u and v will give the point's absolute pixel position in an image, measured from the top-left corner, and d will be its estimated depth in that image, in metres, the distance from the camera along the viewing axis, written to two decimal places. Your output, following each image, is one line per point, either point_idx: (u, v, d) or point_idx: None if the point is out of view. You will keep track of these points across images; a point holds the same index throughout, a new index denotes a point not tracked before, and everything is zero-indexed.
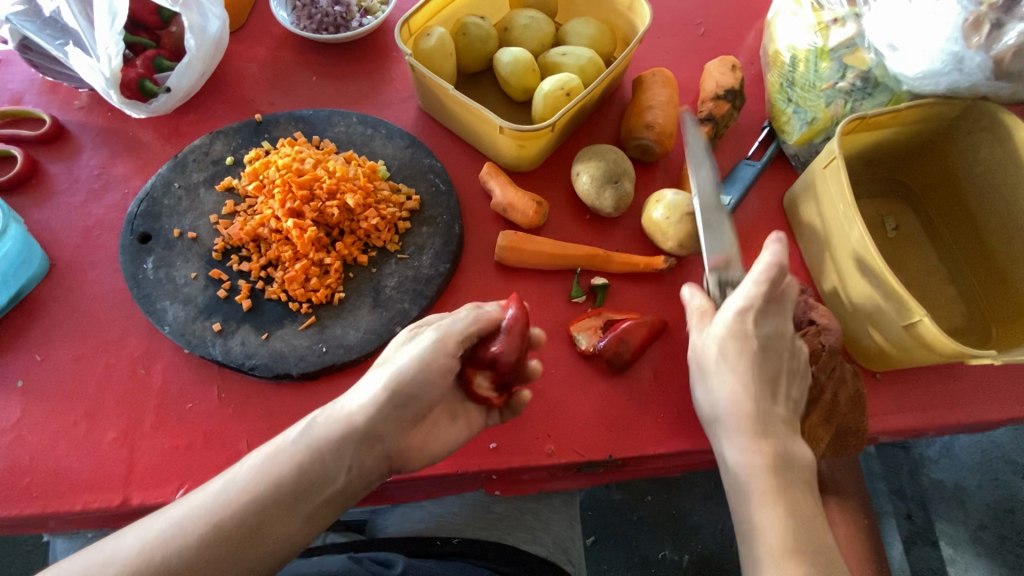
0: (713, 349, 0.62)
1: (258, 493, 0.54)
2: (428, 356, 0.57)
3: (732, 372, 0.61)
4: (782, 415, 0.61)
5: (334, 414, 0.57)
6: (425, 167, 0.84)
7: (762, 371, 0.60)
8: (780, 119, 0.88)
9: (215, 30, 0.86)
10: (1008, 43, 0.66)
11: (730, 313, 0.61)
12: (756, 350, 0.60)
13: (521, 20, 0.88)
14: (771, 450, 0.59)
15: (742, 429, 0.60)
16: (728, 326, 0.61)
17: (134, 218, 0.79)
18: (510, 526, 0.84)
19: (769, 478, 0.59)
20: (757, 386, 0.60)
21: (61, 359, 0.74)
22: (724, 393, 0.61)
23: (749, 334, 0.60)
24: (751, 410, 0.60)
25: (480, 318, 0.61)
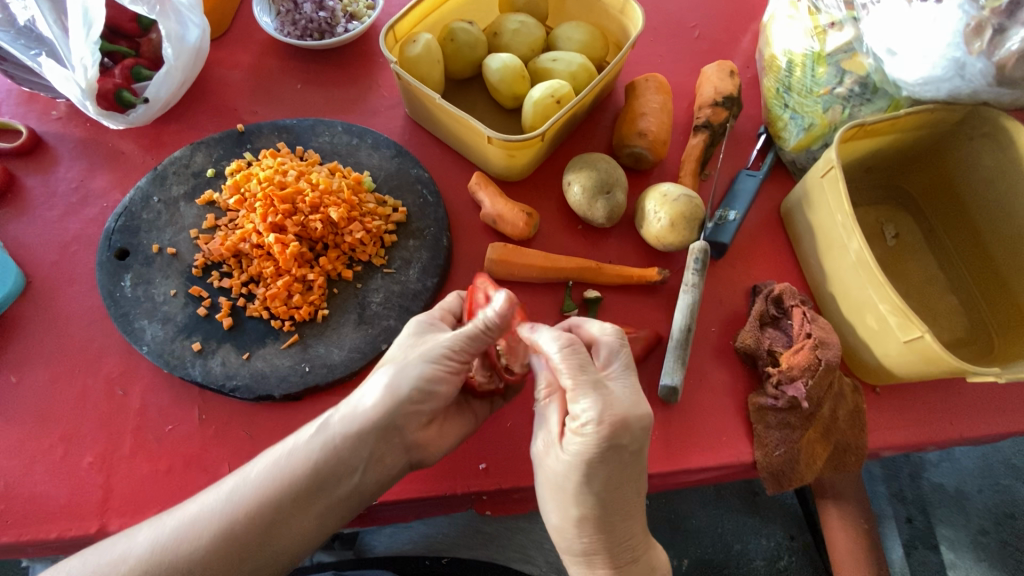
0: (565, 475, 0.55)
1: (271, 489, 0.55)
2: (437, 353, 0.57)
3: (561, 480, 0.55)
4: (621, 496, 0.57)
5: (347, 411, 0.58)
6: (412, 178, 0.81)
7: (612, 507, 0.56)
8: (777, 124, 0.86)
9: (194, 38, 0.84)
10: (1011, 49, 0.63)
11: (586, 430, 0.52)
12: (607, 476, 0.54)
13: (510, 25, 0.85)
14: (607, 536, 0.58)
15: (596, 560, 0.59)
16: (579, 453, 0.53)
17: (111, 234, 0.76)
18: (500, 546, 0.83)
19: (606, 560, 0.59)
20: (586, 490, 0.55)
21: (37, 380, 0.72)
22: (572, 525, 0.58)
23: (600, 450, 0.52)
24: (604, 541, 0.58)
25: (483, 317, 0.57)
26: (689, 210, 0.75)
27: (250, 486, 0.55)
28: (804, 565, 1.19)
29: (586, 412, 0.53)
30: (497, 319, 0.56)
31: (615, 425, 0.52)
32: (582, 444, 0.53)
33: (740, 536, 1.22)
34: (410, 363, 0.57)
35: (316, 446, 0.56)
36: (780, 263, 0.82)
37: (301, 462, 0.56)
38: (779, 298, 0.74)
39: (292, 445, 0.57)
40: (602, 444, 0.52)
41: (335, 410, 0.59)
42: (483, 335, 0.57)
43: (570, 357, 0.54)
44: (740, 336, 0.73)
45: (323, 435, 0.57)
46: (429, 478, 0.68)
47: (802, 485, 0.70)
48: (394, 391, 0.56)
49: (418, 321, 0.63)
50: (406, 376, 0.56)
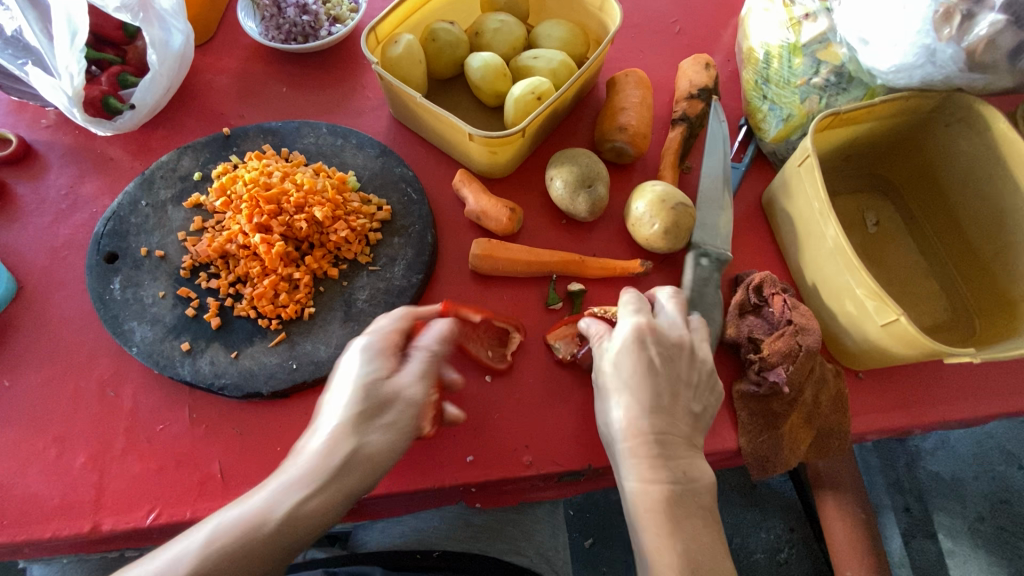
0: (610, 361, 0.64)
1: (231, 565, 0.50)
2: (413, 409, 0.60)
3: (620, 359, 0.63)
4: (666, 393, 0.62)
5: (318, 490, 0.55)
6: (397, 176, 0.82)
7: (654, 397, 0.61)
8: (756, 116, 0.87)
9: (178, 45, 0.85)
10: (979, 34, 0.64)
11: (626, 328, 0.64)
12: (646, 367, 0.62)
13: (490, 24, 0.86)
14: (653, 424, 0.60)
15: (638, 450, 0.60)
16: (621, 340, 0.64)
17: (100, 238, 0.78)
18: (489, 539, 0.84)
19: (645, 445, 0.60)
20: (637, 376, 0.62)
21: (30, 383, 0.73)
22: (617, 410, 0.62)
23: (637, 342, 0.63)
24: (651, 429, 0.60)
25: (429, 347, 0.63)
26: (683, 219, 0.75)
27: (204, 565, 0.49)
28: (803, 556, 1.20)
29: (628, 316, 0.66)
30: (442, 352, 0.64)
31: (649, 324, 0.64)
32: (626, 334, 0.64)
33: (739, 529, 1.23)
34: (387, 428, 0.58)
35: (284, 532, 0.53)
36: (762, 253, 0.83)
37: (264, 550, 0.51)
38: (759, 287, 0.74)
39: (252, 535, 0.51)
40: (637, 335, 0.63)
41: (300, 485, 0.54)
42: (435, 367, 0.63)
43: (634, 294, 0.69)
44: (722, 328, 0.74)
45: (295, 521, 0.53)
46: (416, 471, 0.69)
47: (787, 470, 0.71)
48: (379, 463, 0.58)
49: (369, 348, 0.61)
50: (391, 437, 0.58)
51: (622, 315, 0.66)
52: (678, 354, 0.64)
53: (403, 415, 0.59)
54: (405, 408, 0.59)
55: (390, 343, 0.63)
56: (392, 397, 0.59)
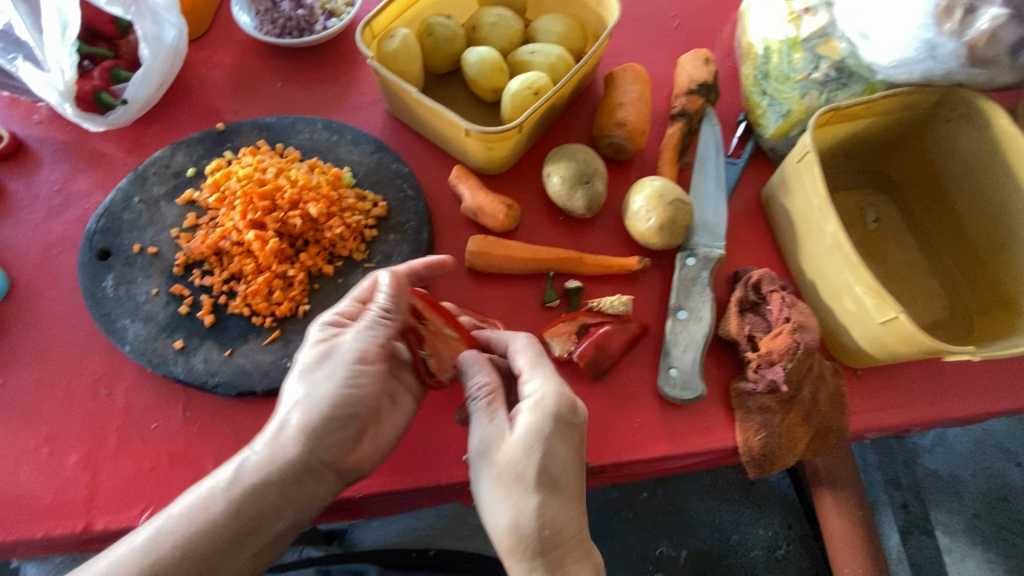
0: (519, 453, 0.55)
1: (206, 520, 0.55)
2: (350, 360, 0.61)
3: (525, 450, 0.55)
4: (571, 483, 0.57)
5: (267, 449, 0.58)
6: (393, 172, 0.82)
7: (561, 489, 0.56)
8: (755, 112, 0.85)
9: (171, 39, 0.84)
10: (981, 28, 0.64)
11: (549, 403, 0.57)
12: (562, 452, 0.56)
13: (487, 18, 0.86)
14: (559, 526, 0.55)
15: (542, 555, 0.54)
16: (533, 427, 0.56)
17: (93, 235, 0.77)
18: (486, 535, 0.85)
19: (549, 551, 0.54)
20: (545, 469, 0.55)
21: (23, 382, 0.72)
22: (522, 511, 0.55)
23: (553, 426, 0.56)
24: (554, 531, 0.55)
25: (378, 304, 0.64)
26: (680, 216, 0.75)
27: (181, 525, 0.54)
28: (801, 553, 1.20)
29: (547, 385, 0.58)
30: (391, 312, 0.63)
31: (568, 403, 0.57)
32: (536, 419, 0.56)
33: (738, 526, 1.23)
34: (323, 382, 0.60)
35: (235, 491, 0.56)
36: (761, 250, 0.82)
37: (221, 515, 0.55)
38: (758, 284, 0.74)
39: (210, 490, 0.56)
40: (555, 420, 0.56)
41: (256, 443, 0.59)
42: (387, 324, 0.63)
43: (531, 349, 0.62)
44: (722, 325, 0.74)
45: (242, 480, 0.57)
46: (412, 469, 0.68)
47: (785, 468, 0.71)
48: (313, 415, 0.59)
49: (327, 322, 0.64)
50: (324, 389, 0.60)
51: (531, 390, 0.58)
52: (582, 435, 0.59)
53: (337, 368, 0.61)
54: (339, 361, 0.61)
55: (351, 315, 0.65)
56: (329, 352, 0.61)
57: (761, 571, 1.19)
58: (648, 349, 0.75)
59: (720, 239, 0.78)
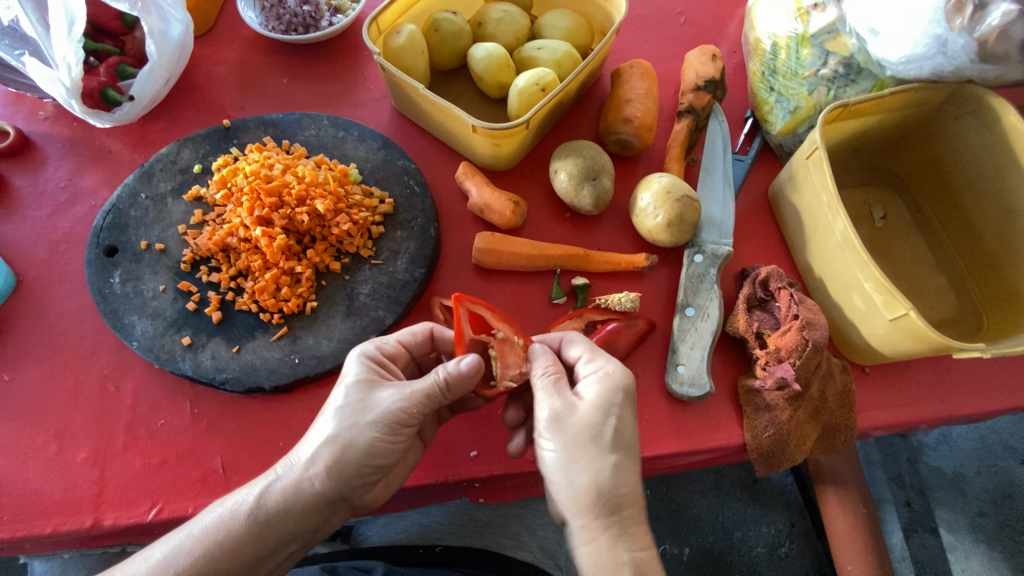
0: (598, 415, 0.56)
1: (221, 536, 0.55)
2: (391, 417, 0.57)
3: (603, 413, 0.56)
4: (637, 452, 0.58)
5: (290, 479, 0.57)
6: (399, 169, 0.81)
7: (633, 455, 0.57)
8: (763, 108, 0.85)
9: (177, 35, 0.84)
10: (992, 24, 0.63)
11: (619, 375, 0.58)
12: (629, 422, 0.57)
13: (494, 14, 0.85)
14: (633, 487, 0.55)
15: (621, 514, 0.54)
16: (608, 393, 0.57)
17: (100, 231, 0.77)
18: (494, 533, 0.84)
19: (625, 509, 0.55)
20: (621, 433, 0.56)
21: (29, 378, 0.72)
22: (602, 475, 0.54)
23: (625, 394, 0.58)
24: (629, 495, 0.55)
25: (443, 377, 0.57)
26: (688, 213, 0.74)
27: (200, 541, 0.55)
28: (804, 550, 1.20)
29: (613, 362, 0.60)
30: (453, 387, 0.58)
31: (631, 377, 0.59)
32: (609, 387, 0.57)
33: (741, 524, 1.22)
34: (361, 429, 0.57)
35: (257, 518, 0.56)
36: (768, 247, 0.82)
37: (238, 536, 0.55)
38: (766, 281, 0.74)
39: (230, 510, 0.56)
40: (627, 387, 0.58)
41: (279, 471, 0.58)
42: (440, 398, 0.59)
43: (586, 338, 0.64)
44: (730, 322, 0.73)
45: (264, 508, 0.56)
46: (420, 466, 0.68)
47: (793, 465, 0.70)
48: (343, 463, 0.57)
49: (368, 355, 0.62)
50: (362, 439, 0.57)
51: (596, 365, 0.60)
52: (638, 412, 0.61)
53: (378, 425, 0.57)
54: (376, 412, 0.57)
55: (390, 355, 0.64)
56: (371, 399, 0.58)
57: (764, 568, 1.19)
58: (655, 346, 0.75)
59: (728, 236, 0.77)
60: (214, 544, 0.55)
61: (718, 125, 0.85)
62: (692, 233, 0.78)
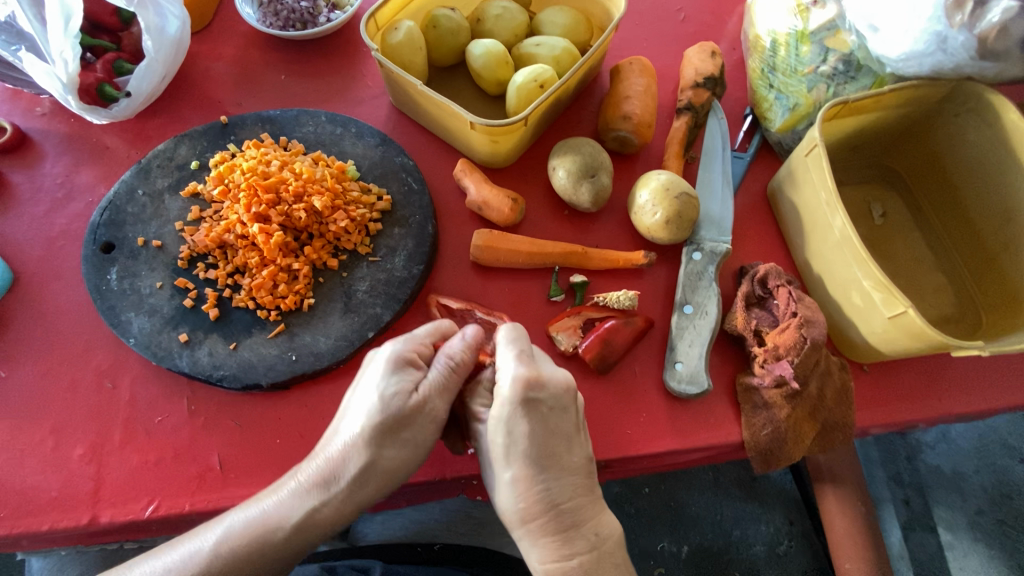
0: (492, 434, 0.56)
1: (263, 541, 0.56)
2: (439, 421, 0.59)
3: (492, 434, 0.56)
4: (557, 456, 0.55)
5: (333, 490, 0.57)
6: (397, 166, 0.81)
7: (543, 464, 0.54)
8: (762, 105, 0.85)
9: (174, 31, 0.84)
10: (992, 21, 0.63)
11: (507, 387, 0.55)
12: (536, 433, 0.54)
13: (492, 10, 0.85)
14: (540, 500, 0.54)
15: (538, 527, 0.55)
16: (498, 410, 0.55)
17: (97, 227, 0.77)
18: (492, 531, 0.84)
19: (536, 521, 0.55)
20: (516, 450, 0.54)
21: (27, 375, 0.72)
22: (508, 491, 0.55)
23: (517, 406, 0.54)
24: (549, 502, 0.54)
25: (455, 356, 0.60)
26: (686, 210, 0.74)
27: (237, 541, 0.55)
28: (802, 548, 1.20)
29: (509, 367, 0.56)
30: (460, 359, 0.60)
31: (532, 378, 0.55)
32: (502, 401, 0.55)
33: (739, 522, 1.22)
34: (409, 439, 0.58)
35: (306, 525, 0.57)
36: (767, 244, 0.82)
37: (284, 541, 0.56)
38: (764, 279, 0.73)
39: (269, 524, 0.56)
40: (518, 398, 0.54)
41: (317, 482, 0.57)
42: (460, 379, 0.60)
43: (512, 332, 0.60)
44: (729, 320, 0.73)
45: (312, 522, 0.57)
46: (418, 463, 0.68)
47: (791, 463, 0.70)
48: (392, 471, 0.58)
49: (404, 358, 0.59)
50: (409, 448, 0.58)
51: (502, 365, 0.57)
52: (562, 409, 0.56)
53: (424, 430, 0.58)
54: (430, 421, 0.58)
55: (422, 354, 0.61)
56: (419, 411, 0.57)
57: (762, 567, 1.19)
58: (653, 344, 0.75)
59: (726, 234, 0.77)
60: (253, 549, 0.55)
61: (718, 121, 0.85)
62: (691, 231, 0.77)
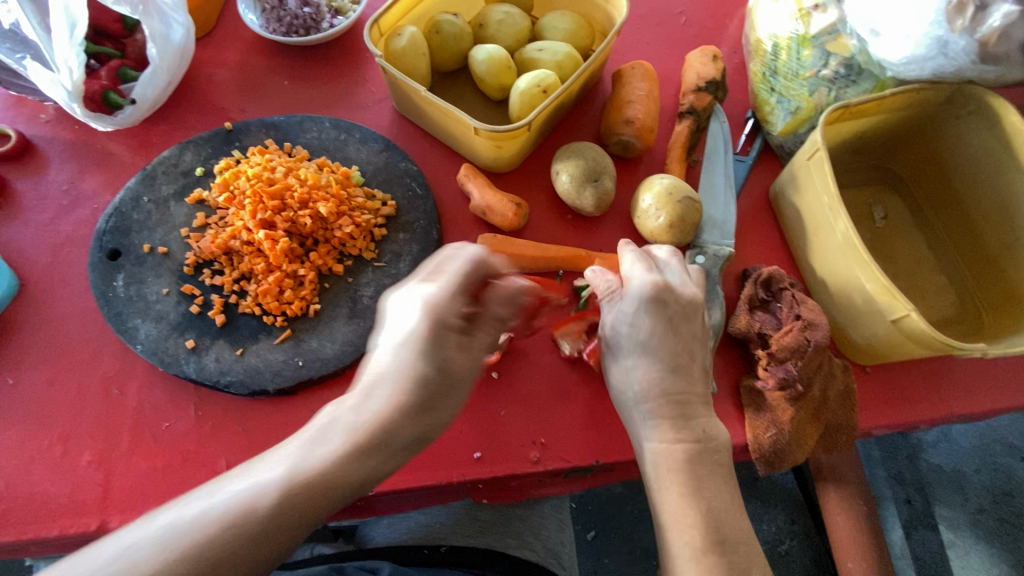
0: (622, 326, 0.62)
1: (292, 514, 0.46)
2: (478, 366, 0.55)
3: (626, 328, 0.61)
4: (680, 353, 0.61)
5: (384, 451, 0.50)
6: (401, 171, 0.82)
7: (670, 359, 0.60)
8: (764, 109, 0.86)
9: (178, 38, 0.84)
10: (993, 25, 0.63)
11: (639, 285, 0.61)
12: (661, 330, 0.60)
13: (495, 15, 0.85)
14: (664, 390, 0.59)
15: (655, 412, 0.59)
16: (629, 305, 0.61)
17: (102, 235, 0.77)
18: (499, 533, 0.84)
19: (654, 407, 0.59)
20: (647, 344, 0.60)
21: (33, 382, 0.72)
22: (631, 377, 0.61)
23: (646, 303, 0.60)
24: (665, 390, 0.59)
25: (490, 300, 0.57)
26: (689, 214, 0.74)
27: (242, 516, 0.45)
28: (805, 548, 1.20)
29: (633, 271, 0.63)
30: (508, 313, 0.58)
31: (659, 281, 0.61)
32: (634, 298, 0.61)
33: None
34: (455, 393, 0.53)
35: (352, 490, 0.49)
36: (770, 247, 0.82)
37: (316, 510, 0.47)
38: (767, 282, 0.74)
39: (299, 493, 0.46)
40: (651, 295, 0.60)
41: (359, 444, 0.48)
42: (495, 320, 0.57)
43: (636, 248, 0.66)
44: (733, 322, 0.73)
45: (360, 483, 0.49)
46: (424, 467, 0.69)
47: (794, 465, 0.71)
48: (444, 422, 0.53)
49: (440, 309, 0.52)
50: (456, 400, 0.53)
51: (632, 272, 0.63)
52: (688, 316, 0.62)
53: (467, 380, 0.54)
54: (471, 370, 0.54)
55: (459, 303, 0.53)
56: (462, 365, 0.53)
57: None
58: None
59: (728, 237, 0.78)
60: (282, 522, 0.46)
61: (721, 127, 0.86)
62: (694, 234, 0.78)
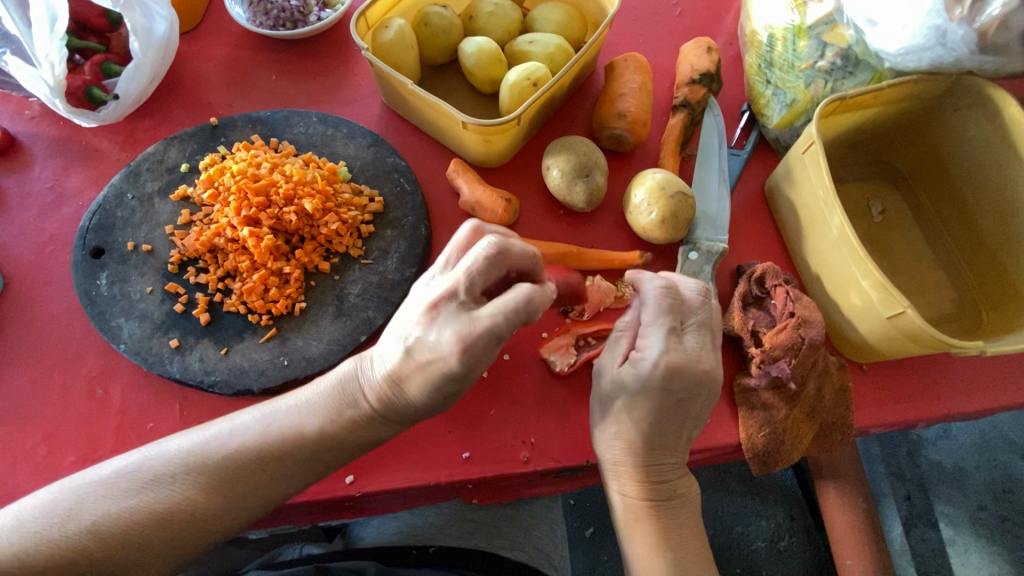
0: (618, 394, 0.62)
1: (301, 439, 0.56)
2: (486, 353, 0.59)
3: (623, 400, 0.62)
4: (671, 429, 0.62)
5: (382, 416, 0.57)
6: (389, 166, 0.80)
7: (657, 433, 0.62)
8: (759, 102, 0.84)
9: (163, 32, 0.83)
10: (992, 14, 0.62)
11: (652, 367, 0.60)
12: (661, 411, 0.61)
13: (485, 7, 0.84)
14: (645, 457, 0.63)
15: (627, 473, 0.63)
16: (635, 382, 0.61)
17: (86, 232, 0.76)
18: (488, 533, 0.83)
19: (628, 469, 0.63)
20: (642, 421, 0.61)
21: (17, 382, 0.71)
22: (611, 439, 0.63)
23: (654, 386, 0.60)
24: (640, 460, 0.63)
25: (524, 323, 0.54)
26: (682, 209, 0.73)
27: (277, 431, 0.57)
28: (803, 545, 1.19)
29: (653, 347, 0.61)
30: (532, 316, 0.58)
31: (675, 369, 0.60)
32: (642, 377, 0.60)
33: (740, 518, 1.22)
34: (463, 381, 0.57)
35: (346, 437, 0.57)
36: (765, 243, 0.81)
37: (313, 446, 0.57)
38: (762, 279, 0.72)
39: (308, 429, 0.57)
40: (660, 382, 0.60)
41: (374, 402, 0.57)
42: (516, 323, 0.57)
43: (665, 304, 0.62)
44: (726, 320, 0.72)
45: (350, 432, 0.57)
46: (411, 469, 0.68)
47: (788, 464, 0.70)
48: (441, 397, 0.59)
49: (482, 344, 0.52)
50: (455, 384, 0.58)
51: (647, 343, 0.61)
52: (693, 398, 0.61)
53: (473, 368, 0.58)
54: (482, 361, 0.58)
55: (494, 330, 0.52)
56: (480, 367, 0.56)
57: (764, 563, 1.18)
58: None
59: (723, 232, 0.76)
60: (298, 443, 0.56)
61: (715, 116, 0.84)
62: (687, 231, 0.76)
